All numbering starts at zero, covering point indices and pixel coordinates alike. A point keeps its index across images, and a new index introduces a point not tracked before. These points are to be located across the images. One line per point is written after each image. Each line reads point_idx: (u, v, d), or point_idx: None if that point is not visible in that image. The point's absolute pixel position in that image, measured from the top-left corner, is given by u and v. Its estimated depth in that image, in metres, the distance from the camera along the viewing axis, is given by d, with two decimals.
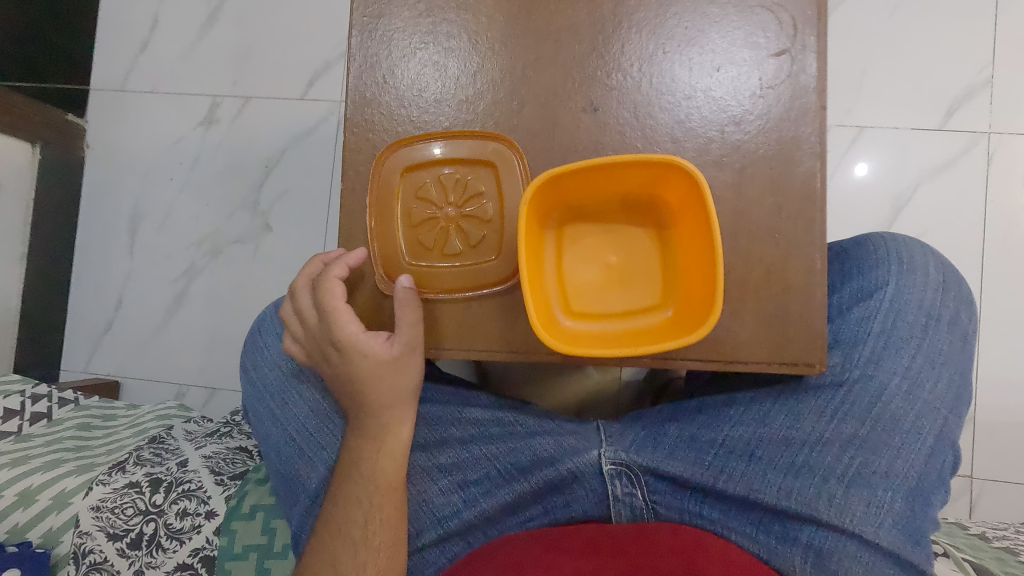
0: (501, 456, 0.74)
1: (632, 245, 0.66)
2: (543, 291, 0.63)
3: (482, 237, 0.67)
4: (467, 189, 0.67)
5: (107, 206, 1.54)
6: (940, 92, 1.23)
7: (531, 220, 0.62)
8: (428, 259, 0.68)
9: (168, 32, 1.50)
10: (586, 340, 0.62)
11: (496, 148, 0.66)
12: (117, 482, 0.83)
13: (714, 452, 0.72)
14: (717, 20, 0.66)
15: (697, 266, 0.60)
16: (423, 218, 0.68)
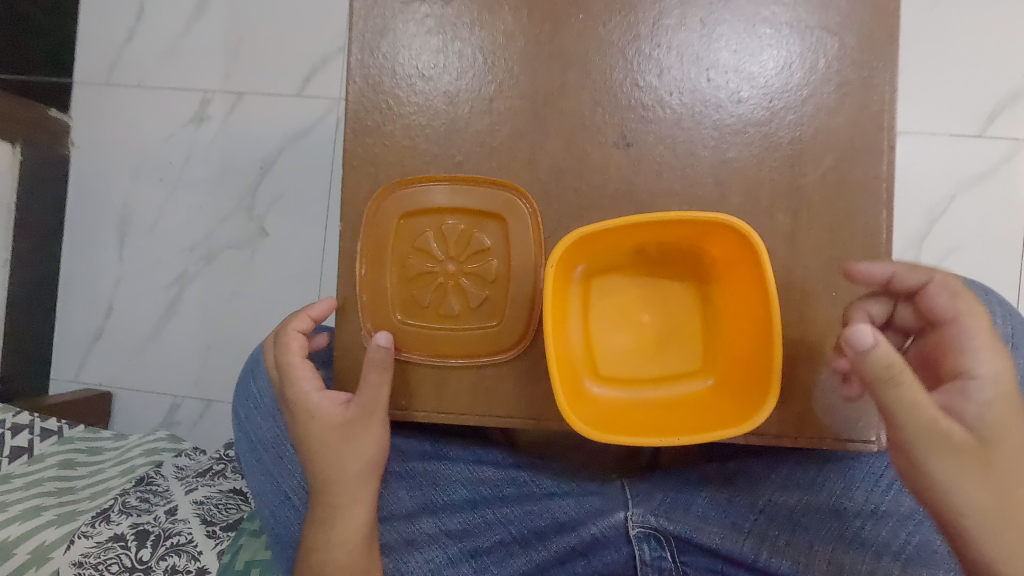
0: (518, 520, 0.67)
1: (668, 302, 0.59)
2: (569, 356, 0.57)
3: (484, 298, 0.59)
4: (471, 243, 0.60)
5: (90, 210, 1.32)
6: (977, 93, 1.08)
7: (558, 279, 0.55)
8: (422, 318, 0.60)
9: (159, 16, 1.29)
10: (618, 414, 0.55)
11: (506, 198, 0.59)
12: (101, 534, 0.77)
13: (754, 519, 0.64)
14: (770, 44, 0.57)
15: (747, 335, 0.54)
16: (419, 272, 0.59)
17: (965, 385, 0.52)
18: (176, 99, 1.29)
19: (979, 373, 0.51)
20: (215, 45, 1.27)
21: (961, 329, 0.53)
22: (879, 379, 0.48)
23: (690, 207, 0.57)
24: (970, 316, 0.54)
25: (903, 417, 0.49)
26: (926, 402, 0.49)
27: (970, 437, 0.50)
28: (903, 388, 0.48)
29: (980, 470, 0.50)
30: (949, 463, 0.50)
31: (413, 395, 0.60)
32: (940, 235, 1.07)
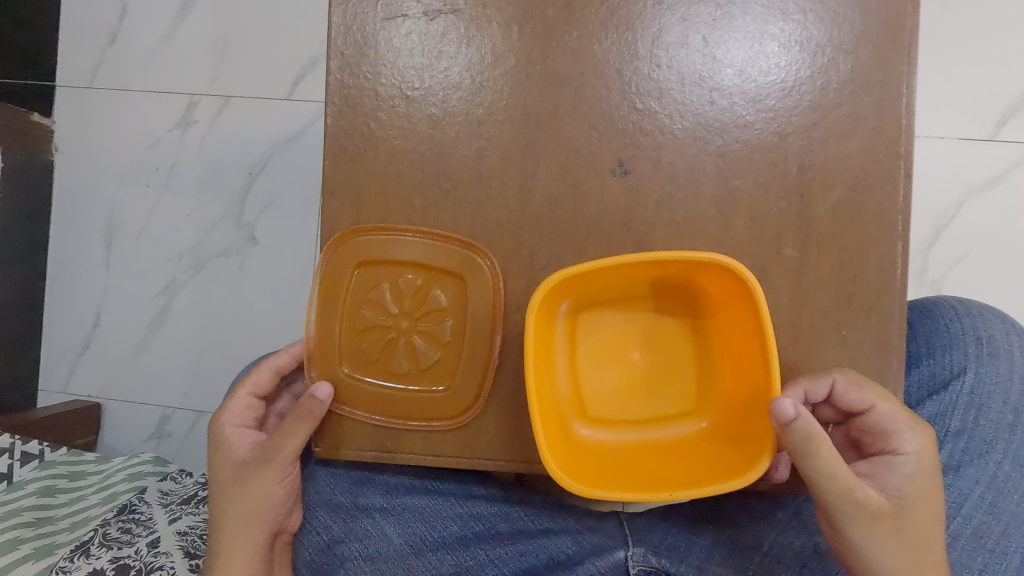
0: (511, 560, 0.61)
1: (662, 339, 0.56)
2: (554, 397, 0.54)
3: (435, 361, 0.56)
4: (427, 301, 0.56)
5: (71, 220, 1.21)
6: (991, 98, 1.01)
7: (542, 318, 0.52)
8: (370, 374, 0.57)
9: (142, 12, 1.18)
10: (605, 462, 0.53)
11: (468, 259, 0.56)
12: (80, 570, 0.75)
13: (759, 561, 0.60)
14: (779, 63, 0.53)
15: (745, 381, 0.51)
16: (370, 326, 0.56)
17: (892, 460, 0.51)
18: (161, 102, 1.18)
19: (904, 451, 0.51)
20: (204, 43, 1.16)
21: (880, 417, 0.50)
22: (799, 450, 0.46)
23: (691, 240, 0.54)
24: (885, 402, 0.50)
25: (823, 492, 0.47)
26: (847, 477, 0.47)
27: (888, 507, 0.49)
28: (823, 464, 0.46)
29: (898, 543, 0.48)
30: (867, 533, 0.48)
31: (394, 441, 0.57)
32: (949, 241, 1.02)
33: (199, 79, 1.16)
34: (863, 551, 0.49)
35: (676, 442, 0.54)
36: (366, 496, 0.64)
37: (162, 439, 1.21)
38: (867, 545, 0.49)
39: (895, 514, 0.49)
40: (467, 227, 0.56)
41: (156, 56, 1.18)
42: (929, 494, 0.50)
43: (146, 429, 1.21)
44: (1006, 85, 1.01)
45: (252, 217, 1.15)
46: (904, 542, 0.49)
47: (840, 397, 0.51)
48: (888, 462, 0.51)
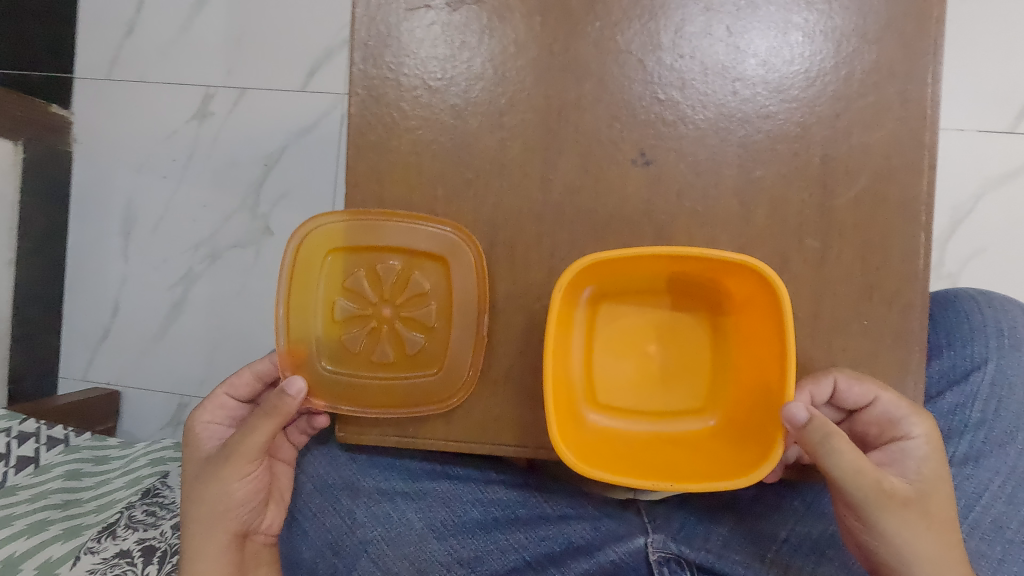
0: (531, 544, 0.63)
1: (677, 333, 0.56)
2: (568, 384, 0.54)
3: (421, 346, 0.58)
4: (408, 285, 0.58)
5: (91, 210, 1.23)
6: (1013, 89, 1.00)
7: (564, 307, 0.52)
8: (353, 366, 0.59)
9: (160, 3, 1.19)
10: (614, 449, 0.53)
11: (450, 241, 0.56)
12: (107, 550, 0.77)
13: (775, 549, 0.60)
14: (802, 52, 0.53)
15: (758, 378, 0.52)
16: (348, 316, 0.58)
17: (904, 446, 0.51)
18: (178, 94, 1.19)
19: (914, 436, 0.51)
20: (221, 35, 1.17)
21: (886, 407, 0.50)
22: (819, 449, 0.46)
23: (712, 230, 0.54)
24: (886, 392, 0.50)
25: (848, 485, 0.47)
26: (870, 467, 0.48)
27: (911, 494, 0.49)
28: (847, 457, 0.47)
29: (926, 529, 0.48)
30: (898, 522, 0.48)
31: (416, 427, 0.58)
32: (967, 234, 1.02)
33: (216, 71, 1.17)
34: (894, 540, 0.49)
35: (685, 436, 0.55)
36: (388, 480, 0.65)
37: (179, 427, 1.23)
38: (897, 535, 0.48)
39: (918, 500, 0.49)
40: (488, 217, 0.57)
41: (173, 47, 1.19)
42: (942, 476, 0.51)
43: (165, 416, 1.23)
44: None
45: (269, 207, 1.16)
46: (932, 526, 0.49)
47: (843, 393, 0.51)
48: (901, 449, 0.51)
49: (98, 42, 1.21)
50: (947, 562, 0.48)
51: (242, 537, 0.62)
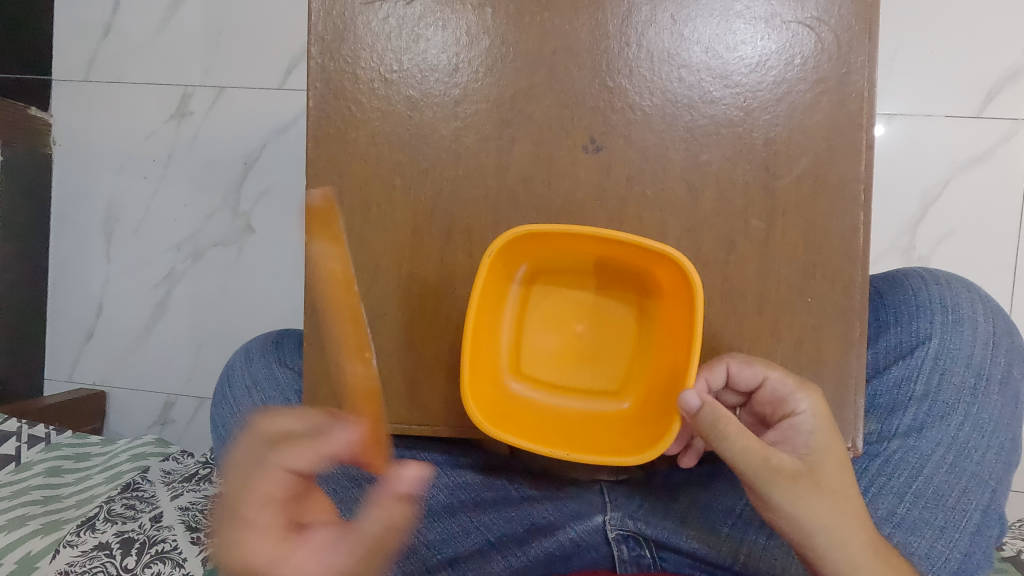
0: (495, 526, 0.64)
1: (604, 315, 0.57)
2: (491, 357, 0.56)
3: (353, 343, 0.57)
4: None
5: (70, 212, 1.23)
6: (984, 70, 0.97)
7: (491, 284, 0.54)
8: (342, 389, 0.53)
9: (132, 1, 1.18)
10: (526, 420, 0.55)
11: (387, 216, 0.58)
12: (86, 543, 0.78)
13: (731, 523, 0.62)
14: (744, 39, 0.55)
15: (671, 362, 0.53)
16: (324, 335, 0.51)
17: (793, 422, 0.52)
18: (154, 93, 1.18)
19: (801, 411, 0.51)
20: (193, 32, 1.15)
21: (774, 386, 0.53)
22: (712, 433, 0.47)
23: (661, 213, 0.56)
24: (774, 371, 0.53)
25: (739, 464, 0.48)
26: (758, 444, 0.48)
27: (801, 466, 0.50)
28: (737, 438, 0.47)
29: (819, 498, 0.49)
30: (790, 494, 0.49)
31: (381, 410, 0.59)
32: (937, 217, 1.00)
33: (191, 69, 1.16)
34: (789, 511, 0.49)
35: (599, 416, 0.57)
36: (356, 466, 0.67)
37: (165, 426, 1.24)
38: (792, 507, 0.49)
39: (809, 471, 0.50)
40: (445, 205, 0.58)
41: (148, 48, 1.17)
42: (836, 445, 0.51)
43: (151, 416, 1.25)
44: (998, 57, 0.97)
45: (248, 205, 1.16)
46: (825, 496, 0.49)
47: (735, 376, 0.54)
48: (791, 424, 0.52)
49: (72, 42, 1.20)
50: (843, 530, 0.49)
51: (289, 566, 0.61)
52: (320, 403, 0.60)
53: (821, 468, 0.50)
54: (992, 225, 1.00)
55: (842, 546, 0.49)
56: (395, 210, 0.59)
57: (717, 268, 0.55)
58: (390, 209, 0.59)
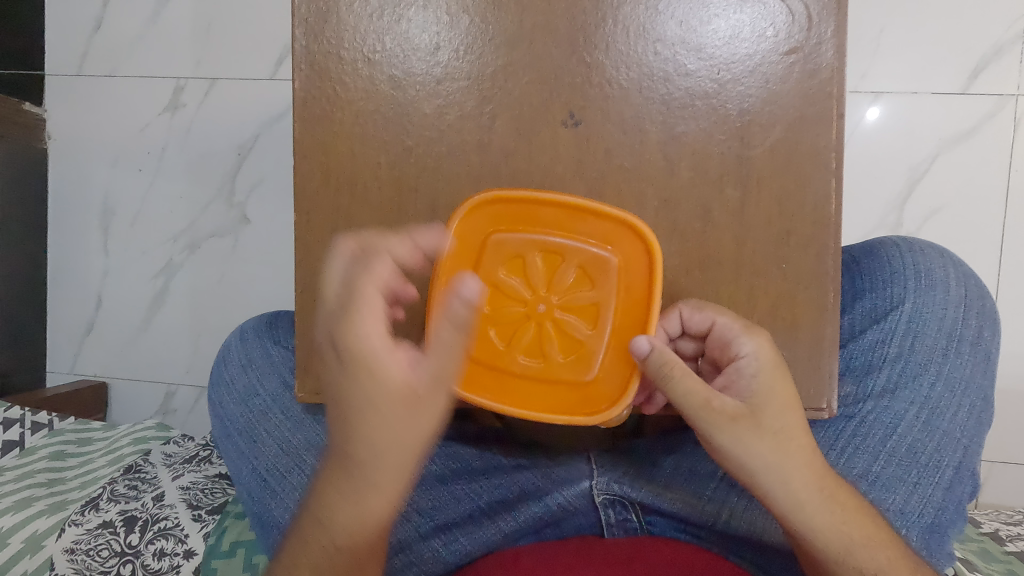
0: (485, 492, 0.67)
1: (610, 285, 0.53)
2: (506, 327, 0.54)
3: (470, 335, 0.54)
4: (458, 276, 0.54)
5: (69, 206, 1.25)
6: (972, 44, 0.97)
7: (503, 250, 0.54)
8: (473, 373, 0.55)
9: None
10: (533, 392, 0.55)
11: (381, 191, 0.60)
12: (90, 522, 0.81)
13: (714, 485, 0.65)
14: (717, 12, 0.56)
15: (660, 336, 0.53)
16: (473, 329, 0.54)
17: (737, 365, 0.53)
18: (146, 87, 1.19)
19: (744, 354, 0.53)
20: (183, 25, 1.16)
21: (722, 329, 0.54)
22: (661, 380, 0.49)
23: (640, 185, 0.57)
24: (721, 315, 0.54)
25: (682, 405, 0.49)
26: (698, 383, 0.49)
27: (742, 408, 0.50)
28: (678, 378, 0.48)
29: (761, 438, 0.49)
30: (730, 434, 0.49)
31: None
32: (923, 195, 1.01)
33: (182, 62, 1.16)
34: (733, 452, 0.49)
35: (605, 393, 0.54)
36: None
37: (167, 415, 1.26)
38: (735, 448, 0.49)
39: (751, 412, 0.50)
40: (429, 181, 0.60)
41: (140, 41, 1.18)
42: (778, 385, 0.51)
43: (153, 405, 1.27)
44: (985, 32, 0.97)
45: (243, 195, 1.17)
46: (766, 435, 0.49)
47: (688, 322, 0.56)
48: (735, 368, 0.53)
49: (63, 37, 1.20)
50: (786, 468, 0.49)
51: None
52: (312, 377, 0.62)
53: (765, 410, 0.50)
54: (979, 198, 1.00)
55: (808, 503, 0.49)
56: (381, 188, 0.60)
57: (695, 238, 0.57)
58: (377, 185, 0.60)
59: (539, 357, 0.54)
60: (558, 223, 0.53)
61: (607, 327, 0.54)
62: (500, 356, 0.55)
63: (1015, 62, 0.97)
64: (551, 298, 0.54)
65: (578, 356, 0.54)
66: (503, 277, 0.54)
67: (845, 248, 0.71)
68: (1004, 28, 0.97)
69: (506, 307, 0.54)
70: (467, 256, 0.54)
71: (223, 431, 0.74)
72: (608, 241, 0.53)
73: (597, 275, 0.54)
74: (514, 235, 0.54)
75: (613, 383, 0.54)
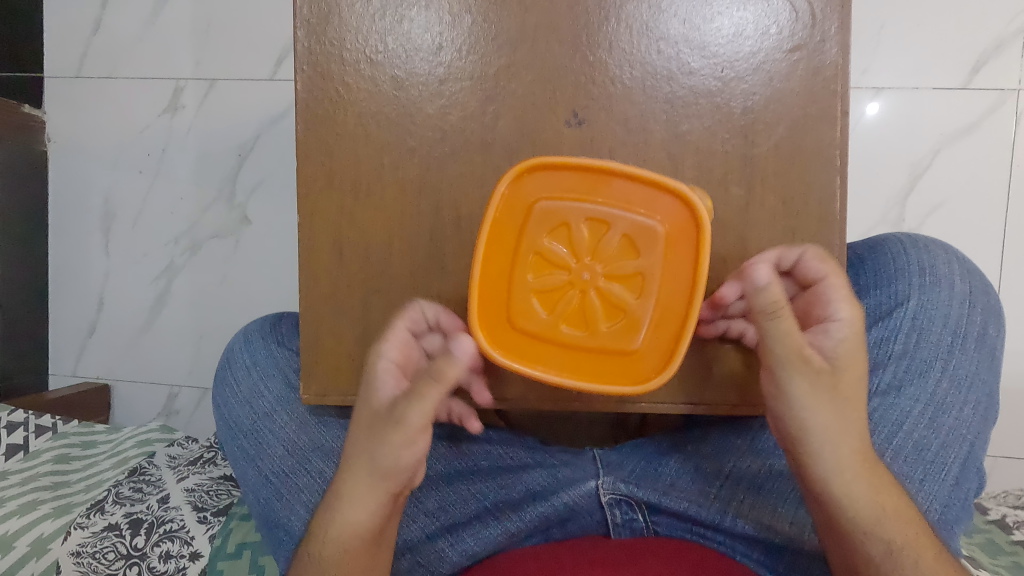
0: (491, 492, 0.67)
1: (576, 207, 0.50)
2: (603, 305, 0.51)
3: (599, 339, 0.51)
4: (531, 334, 0.51)
5: (70, 208, 1.24)
6: (973, 40, 0.97)
7: (513, 290, 0.51)
8: (645, 349, 0.51)
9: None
10: (675, 298, 0.51)
11: (384, 193, 0.60)
12: (95, 525, 0.81)
13: (720, 485, 0.65)
14: (720, 9, 0.56)
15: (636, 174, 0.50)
16: (587, 328, 0.51)
17: (826, 327, 0.49)
18: (145, 89, 1.18)
19: (838, 318, 0.49)
20: (183, 26, 1.15)
21: (827, 289, 0.50)
22: (764, 316, 0.44)
23: None
24: (836, 277, 0.50)
25: (772, 347, 0.46)
26: (796, 331, 0.45)
27: (827, 363, 0.47)
28: (780, 321, 0.44)
29: (830, 399, 0.47)
30: (804, 387, 0.47)
31: None
32: (925, 190, 1.00)
33: (181, 62, 1.16)
34: (801, 407, 0.47)
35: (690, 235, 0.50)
36: None
37: (170, 416, 1.26)
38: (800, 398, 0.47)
39: (830, 373, 0.47)
40: (433, 182, 0.60)
41: (139, 42, 1.17)
42: (862, 359, 0.48)
43: (156, 407, 1.27)
44: (986, 26, 0.97)
45: (244, 196, 1.16)
46: (835, 399, 0.47)
47: (802, 266, 0.52)
48: (825, 329, 0.49)
49: (62, 38, 1.20)
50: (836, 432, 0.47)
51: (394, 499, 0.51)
52: (317, 379, 0.62)
53: (844, 372, 0.48)
54: (981, 192, 1.00)
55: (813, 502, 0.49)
56: (385, 190, 0.60)
57: None
58: (380, 187, 0.60)
59: (645, 290, 0.51)
60: (500, 238, 0.51)
61: (621, 221, 0.50)
62: (630, 323, 0.51)
63: (1017, 56, 0.97)
64: (580, 268, 0.51)
65: (644, 240, 0.50)
66: (543, 304, 0.51)
67: (847, 246, 0.71)
68: (1005, 23, 0.97)
69: (582, 305, 0.51)
70: (510, 340, 0.52)
71: (228, 434, 0.74)
72: (526, 194, 0.51)
73: (562, 216, 0.51)
74: (512, 285, 0.51)
75: (671, 201, 0.50)
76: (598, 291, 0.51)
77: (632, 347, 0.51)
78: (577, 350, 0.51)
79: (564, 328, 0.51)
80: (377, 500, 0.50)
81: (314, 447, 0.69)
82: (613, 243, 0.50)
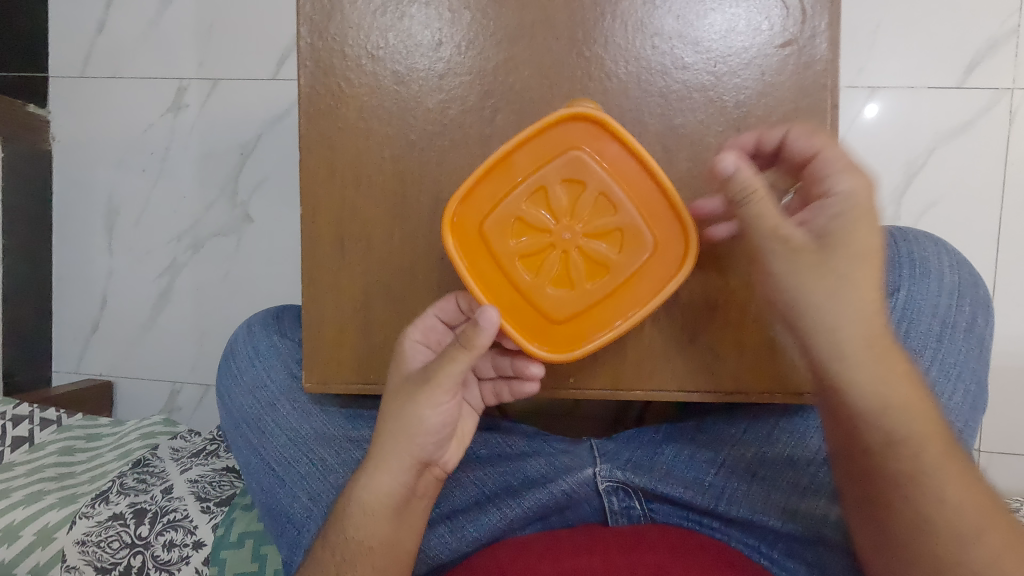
0: (491, 479, 0.69)
1: (511, 200, 0.53)
2: (601, 243, 0.54)
3: (623, 281, 0.54)
4: (576, 320, 0.54)
5: (75, 207, 1.26)
6: (966, 41, 0.98)
7: (528, 294, 0.54)
8: (667, 253, 0.54)
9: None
10: (638, 187, 0.53)
11: (385, 185, 0.61)
12: (100, 514, 0.82)
13: (715, 472, 0.66)
14: (712, 7, 0.57)
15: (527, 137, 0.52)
16: (606, 269, 0.54)
17: (823, 202, 0.50)
18: (149, 89, 1.20)
19: (837, 191, 0.49)
20: (186, 27, 1.17)
21: (822, 162, 0.51)
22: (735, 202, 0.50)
23: None
24: (829, 148, 0.51)
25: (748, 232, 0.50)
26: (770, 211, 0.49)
27: (809, 240, 0.49)
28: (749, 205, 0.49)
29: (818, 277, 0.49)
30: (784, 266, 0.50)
31: (378, 372, 0.63)
32: (920, 188, 1.02)
33: (184, 64, 1.18)
34: None
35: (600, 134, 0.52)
36: (356, 428, 0.70)
37: (173, 413, 1.28)
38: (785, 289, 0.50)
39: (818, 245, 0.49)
40: (433, 175, 0.61)
41: (143, 43, 1.19)
42: (860, 231, 0.49)
43: (159, 404, 1.28)
44: (979, 28, 0.98)
45: (246, 195, 1.18)
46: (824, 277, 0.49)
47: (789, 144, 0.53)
48: (820, 204, 0.50)
49: (67, 38, 1.21)
50: None
51: (423, 466, 0.57)
52: (319, 366, 0.63)
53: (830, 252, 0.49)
54: (975, 191, 1.01)
55: None
56: (386, 182, 0.61)
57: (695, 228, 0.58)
58: (382, 179, 0.61)
59: (615, 200, 0.53)
60: (485, 273, 0.54)
61: (550, 182, 0.53)
62: (627, 236, 0.54)
63: (1010, 56, 0.98)
64: (558, 239, 0.53)
65: (580, 171, 0.53)
66: (560, 284, 0.54)
67: None
68: (998, 23, 0.98)
69: (586, 256, 0.54)
70: (559, 332, 0.54)
71: (232, 425, 0.75)
72: (470, 225, 0.53)
73: (510, 219, 0.53)
74: (530, 296, 0.54)
75: (571, 125, 0.52)
76: (589, 239, 0.54)
77: (646, 253, 0.53)
78: (612, 295, 0.54)
79: (585, 284, 0.54)
80: (402, 461, 0.55)
81: (317, 434, 0.70)
82: (560, 201, 0.53)
